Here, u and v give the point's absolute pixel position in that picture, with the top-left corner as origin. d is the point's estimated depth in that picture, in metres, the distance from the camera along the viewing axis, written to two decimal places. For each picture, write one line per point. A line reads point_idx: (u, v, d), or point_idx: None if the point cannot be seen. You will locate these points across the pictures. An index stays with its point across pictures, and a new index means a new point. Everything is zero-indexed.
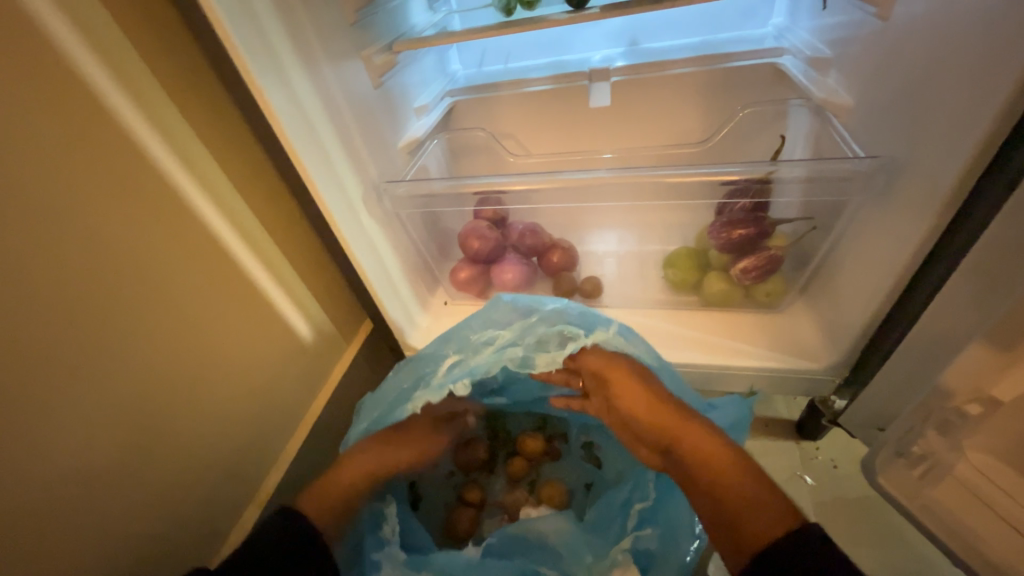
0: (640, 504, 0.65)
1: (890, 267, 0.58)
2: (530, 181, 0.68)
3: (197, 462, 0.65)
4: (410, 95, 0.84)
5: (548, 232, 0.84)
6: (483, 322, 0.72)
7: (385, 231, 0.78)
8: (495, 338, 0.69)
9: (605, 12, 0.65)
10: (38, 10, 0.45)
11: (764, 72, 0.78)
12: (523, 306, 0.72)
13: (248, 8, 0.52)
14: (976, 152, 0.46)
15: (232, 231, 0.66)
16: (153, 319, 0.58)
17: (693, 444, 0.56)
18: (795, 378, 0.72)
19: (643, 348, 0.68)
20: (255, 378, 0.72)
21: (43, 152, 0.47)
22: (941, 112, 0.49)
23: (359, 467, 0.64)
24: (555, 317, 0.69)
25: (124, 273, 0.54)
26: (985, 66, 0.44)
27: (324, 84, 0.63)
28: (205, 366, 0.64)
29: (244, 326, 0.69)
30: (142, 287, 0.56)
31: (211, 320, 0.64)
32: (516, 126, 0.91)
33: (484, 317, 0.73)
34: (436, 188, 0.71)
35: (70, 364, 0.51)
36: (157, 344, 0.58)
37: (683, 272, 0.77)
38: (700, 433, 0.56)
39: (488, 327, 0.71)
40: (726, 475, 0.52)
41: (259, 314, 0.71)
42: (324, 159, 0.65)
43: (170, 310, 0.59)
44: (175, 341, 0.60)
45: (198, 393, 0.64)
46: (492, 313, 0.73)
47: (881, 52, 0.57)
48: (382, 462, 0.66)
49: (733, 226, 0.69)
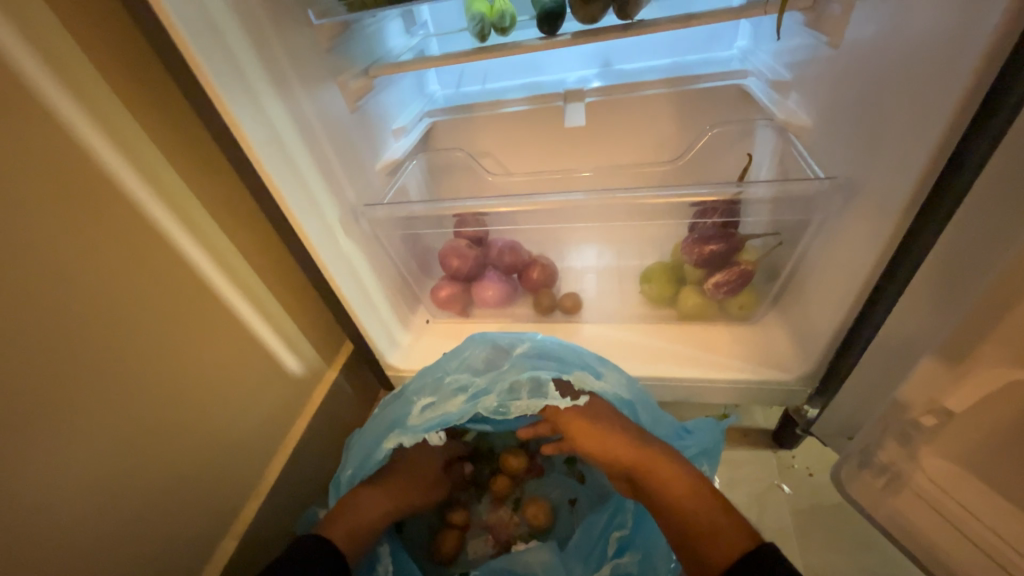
0: (620, 532, 0.66)
1: (853, 281, 0.61)
2: (510, 203, 0.69)
3: (173, 495, 0.63)
4: (388, 117, 0.85)
5: (526, 251, 0.85)
6: (458, 365, 0.72)
7: (364, 252, 0.78)
8: (469, 382, 0.69)
9: (576, 39, 0.67)
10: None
11: (731, 93, 0.81)
12: (498, 346, 0.72)
13: (221, 38, 0.53)
14: (924, 172, 0.49)
15: (208, 259, 0.65)
16: (125, 349, 0.56)
17: (655, 473, 0.58)
18: (769, 389, 0.74)
19: (617, 381, 0.69)
20: (233, 405, 0.70)
21: (13, 186, 0.46)
22: (892, 134, 0.52)
23: (382, 502, 0.67)
24: (526, 362, 0.69)
25: (93, 303, 0.53)
26: (928, 91, 0.47)
27: (299, 108, 0.64)
28: (180, 395, 0.63)
29: (220, 352, 0.68)
30: (113, 316, 0.55)
31: (187, 347, 0.63)
32: (494, 146, 0.92)
33: (462, 356, 0.72)
34: (414, 211, 0.72)
35: (37, 399, 0.49)
36: (130, 375, 0.57)
37: (659, 286, 0.79)
38: (661, 463, 0.58)
39: (463, 370, 0.71)
40: (684, 500, 0.55)
41: (234, 338, 0.70)
42: (300, 183, 0.65)
43: (144, 337, 0.58)
44: (149, 372, 0.59)
45: (172, 422, 0.62)
46: (468, 353, 0.72)
47: (835, 77, 0.60)
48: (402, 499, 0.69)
49: (704, 242, 0.71)
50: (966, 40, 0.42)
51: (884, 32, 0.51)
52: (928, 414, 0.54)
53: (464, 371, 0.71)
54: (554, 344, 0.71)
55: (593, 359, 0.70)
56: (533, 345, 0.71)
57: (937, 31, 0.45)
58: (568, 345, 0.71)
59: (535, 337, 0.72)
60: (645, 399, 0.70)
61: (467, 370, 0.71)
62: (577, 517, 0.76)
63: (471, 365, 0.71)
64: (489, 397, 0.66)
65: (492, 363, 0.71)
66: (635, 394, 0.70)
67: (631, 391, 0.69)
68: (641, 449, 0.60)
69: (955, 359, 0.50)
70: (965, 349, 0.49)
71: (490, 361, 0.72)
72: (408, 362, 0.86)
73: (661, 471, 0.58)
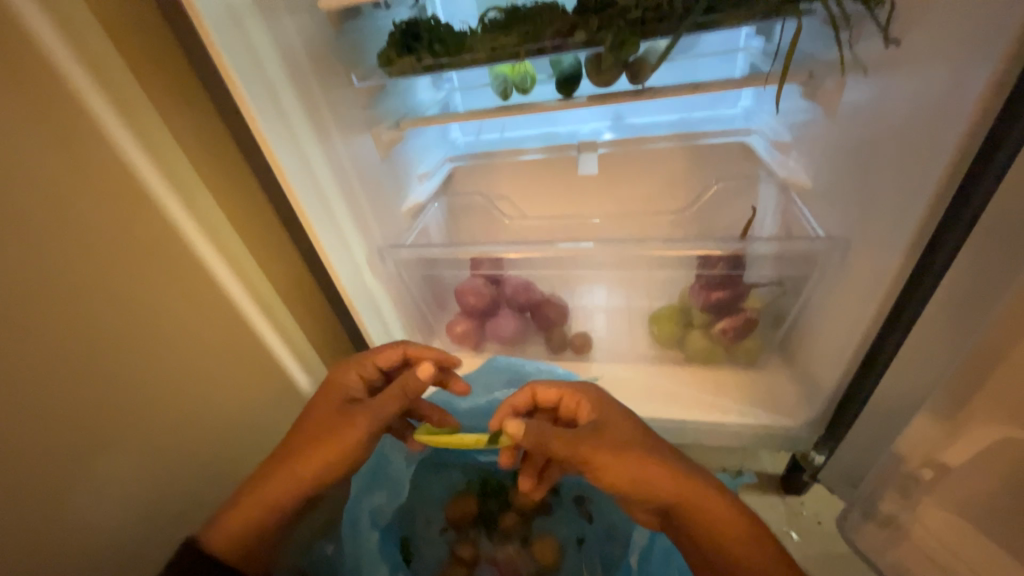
0: None
1: (852, 334, 0.64)
2: (519, 249, 0.75)
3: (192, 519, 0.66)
4: (415, 163, 0.92)
5: (541, 290, 0.86)
6: (481, 375, 0.78)
7: (389, 290, 0.84)
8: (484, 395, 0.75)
9: (592, 102, 0.73)
10: (104, 118, 0.53)
11: (735, 149, 0.86)
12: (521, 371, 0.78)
13: (276, 100, 0.61)
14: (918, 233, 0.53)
15: (239, 285, 0.70)
16: (168, 374, 0.61)
17: (712, 516, 0.54)
18: (775, 433, 0.77)
19: None
20: (256, 433, 0.74)
21: (86, 224, 0.53)
22: (884, 199, 0.57)
23: (268, 486, 0.60)
24: None
25: (139, 325, 0.58)
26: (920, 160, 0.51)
27: (338, 159, 0.70)
28: (207, 419, 0.67)
29: (246, 378, 0.72)
30: (161, 346, 0.60)
31: (215, 373, 0.67)
32: (510, 189, 0.98)
33: (491, 370, 0.78)
34: (436, 254, 0.77)
35: (81, 419, 0.53)
36: (164, 397, 0.61)
37: (667, 330, 0.81)
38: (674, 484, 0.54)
39: (485, 381, 0.78)
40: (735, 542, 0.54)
41: (256, 363, 0.74)
42: (333, 223, 0.71)
43: (180, 362, 0.63)
44: (183, 396, 0.64)
45: (195, 445, 0.65)
46: (495, 369, 0.78)
47: (830, 145, 0.66)
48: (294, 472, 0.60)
49: (711, 289, 0.73)
50: (955, 112, 0.47)
51: (877, 102, 0.57)
52: (927, 466, 0.57)
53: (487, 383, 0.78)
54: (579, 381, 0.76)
55: None
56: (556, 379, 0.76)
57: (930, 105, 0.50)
58: None
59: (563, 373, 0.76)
60: None
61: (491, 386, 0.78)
62: (585, 557, 0.77)
63: (490, 380, 0.78)
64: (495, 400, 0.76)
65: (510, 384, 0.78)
66: None
67: None
68: (689, 480, 0.55)
69: (947, 414, 0.53)
70: (958, 405, 0.51)
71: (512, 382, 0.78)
72: None
73: (712, 508, 0.55)
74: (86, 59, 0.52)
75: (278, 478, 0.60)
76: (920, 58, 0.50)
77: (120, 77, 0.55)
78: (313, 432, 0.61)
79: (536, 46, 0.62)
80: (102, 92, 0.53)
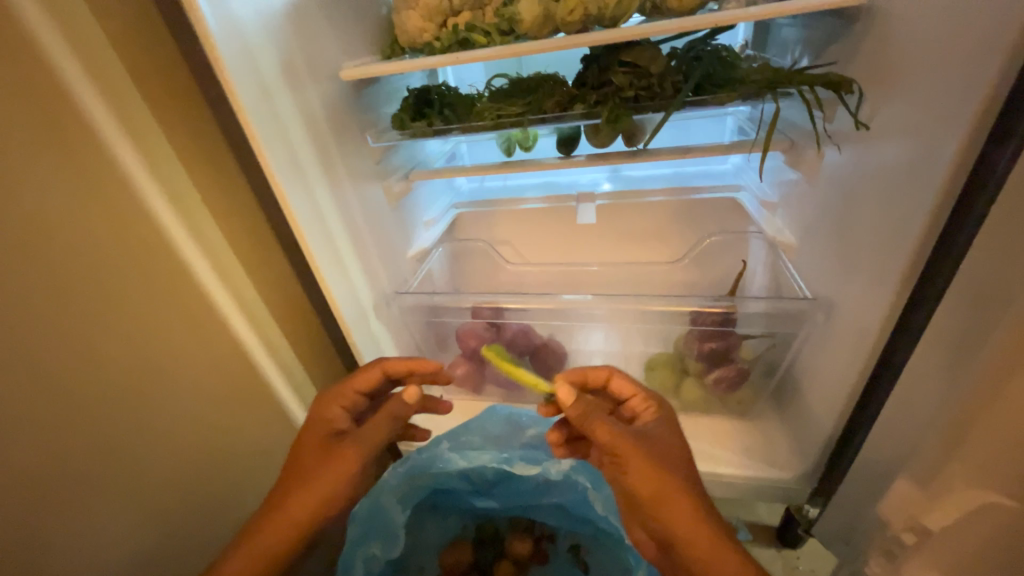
0: None
1: (840, 391, 0.66)
2: (520, 300, 0.80)
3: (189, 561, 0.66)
4: (421, 211, 0.97)
5: (539, 334, 0.87)
6: (477, 427, 0.77)
7: (392, 333, 0.88)
8: (482, 450, 0.76)
9: (589, 161, 0.77)
10: (133, 174, 0.59)
11: (726, 205, 0.90)
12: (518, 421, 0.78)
13: (295, 157, 0.64)
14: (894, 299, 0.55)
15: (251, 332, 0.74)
16: (177, 416, 0.65)
17: (719, 568, 0.53)
18: (769, 486, 0.77)
19: None
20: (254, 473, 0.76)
21: (112, 276, 0.57)
22: (863, 261, 0.60)
23: (263, 537, 0.60)
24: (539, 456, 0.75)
25: (150, 369, 0.61)
26: (898, 220, 0.54)
27: (350, 210, 0.75)
28: (210, 456, 0.69)
29: (250, 420, 0.75)
30: (169, 384, 0.63)
31: (219, 415, 0.70)
32: (511, 235, 1.02)
33: (488, 421, 0.78)
34: (439, 300, 0.81)
35: (86, 460, 0.55)
36: (167, 439, 0.63)
37: (663, 377, 0.83)
38: (685, 518, 0.55)
39: (480, 433, 0.77)
40: None
41: (259, 403, 0.76)
42: (342, 269, 0.74)
43: (185, 404, 0.65)
44: (186, 438, 0.66)
45: (195, 487, 0.67)
46: (491, 421, 0.77)
47: (813, 209, 0.71)
48: (293, 508, 0.61)
49: (705, 340, 0.75)
50: (925, 180, 0.49)
51: (858, 162, 0.59)
52: (912, 530, 0.57)
53: (483, 435, 0.77)
54: None
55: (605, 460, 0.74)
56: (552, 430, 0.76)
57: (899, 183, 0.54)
58: None
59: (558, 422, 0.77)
60: None
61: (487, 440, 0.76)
62: None
63: (486, 433, 0.77)
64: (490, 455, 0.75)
65: (506, 435, 0.78)
66: None
67: None
68: (702, 522, 0.55)
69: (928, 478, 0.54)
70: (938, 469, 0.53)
71: (508, 433, 0.77)
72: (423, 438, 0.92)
73: (721, 561, 0.53)
74: (128, 130, 0.58)
75: (272, 526, 0.60)
76: (888, 140, 0.54)
77: (154, 140, 0.61)
78: (308, 471, 0.63)
79: (539, 116, 0.67)
80: (140, 159, 0.59)
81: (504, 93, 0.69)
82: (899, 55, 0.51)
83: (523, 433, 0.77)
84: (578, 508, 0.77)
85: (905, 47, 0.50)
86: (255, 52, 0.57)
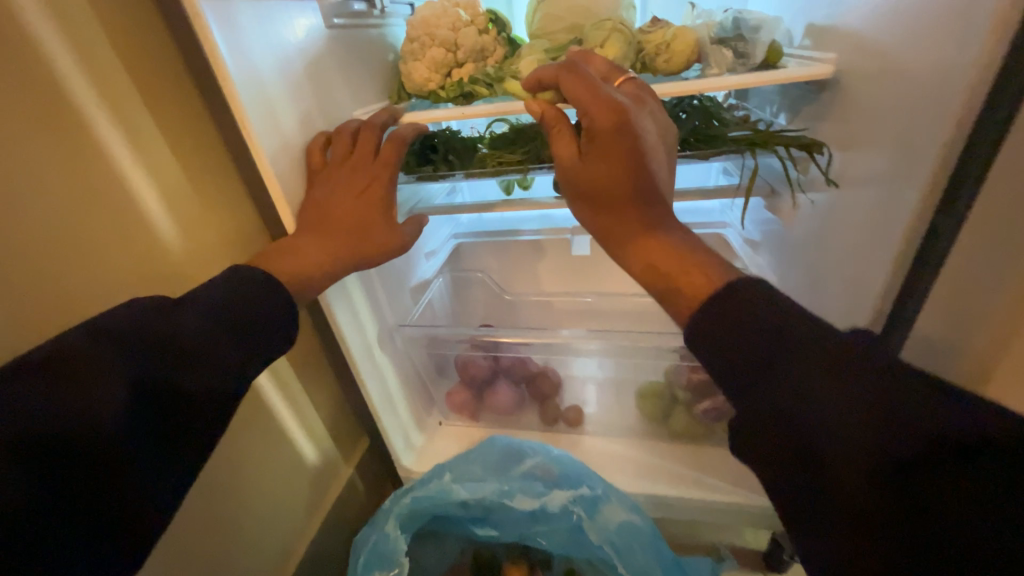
0: None
1: None
2: (517, 334, 0.82)
3: (200, 539, 0.67)
4: (424, 242, 1.00)
5: (535, 363, 0.92)
6: (477, 458, 0.81)
7: (395, 364, 0.90)
8: (483, 481, 0.78)
9: None
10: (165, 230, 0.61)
11: (711, 241, 0.95)
12: (515, 451, 0.81)
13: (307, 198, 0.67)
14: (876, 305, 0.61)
15: (278, 392, 0.79)
16: (217, 472, 0.70)
17: (645, 251, 0.54)
18: (754, 510, 0.81)
19: (616, 515, 0.73)
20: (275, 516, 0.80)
21: None
22: (837, 304, 0.65)
23: (313, 234, 0.62)
24: (536, 487, 0.77)
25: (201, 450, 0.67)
26: (862, 271, 0.59)
27: None
28: (235, 506, 0.73)
29: (272, 468, 0.79)
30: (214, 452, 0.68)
31: (251, 467, 0.75)
32: (509, 267, 1.07)
33: (487, 452, 0.82)
34: (438, 333, 0.85)
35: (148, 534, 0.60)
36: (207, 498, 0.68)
37: (653, 404, 0.87)
38: (616, 229, 0.57)
39: (478, 465, 0.81)
40: (663, 270, 0.52)
41: (284, 456, 0.81)
42: (349, 303, 0.78)
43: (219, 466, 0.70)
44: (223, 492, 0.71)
45: (226, 539, 0.72)
46: (492, 450, 0.82)
47: (789, 250, 0.76)
48: (322, 243, 0.61)
49: (694, 371, 0.80)
50: (886, 238, 0.55)
51: (829, 217, 0.65)
52: None
53: (483, 465, 0.81)
54: (571, 462, 0.78)
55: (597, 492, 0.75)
56: (548, 459, 0.79)
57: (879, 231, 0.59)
58: (582, 470, 0.77)
59: (554, 451, 0.79)
60: (648, 539, 0.72)
61: (487, 470, 0.80)
62: None
63: (485, 463, 0.81)
64: (489, 485, 0.77)
65: (504, 465, 0.81)
66: (640, 538, 0.72)
67: (622, 532, 0.73)
68: (637, 216, 0.55)
69: None
70: None
71: (506, 461, 0.81)
72: (422, 465, 0.93)
73: (643, 245, 0.55)
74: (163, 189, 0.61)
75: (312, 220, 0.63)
76: (853, 197, 0.59)
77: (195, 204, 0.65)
78: (355, 192, 0.64)
79: (538, 164, 0.72)
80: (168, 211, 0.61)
81: (506, 141, 0.74)
82: (859, 122, 0.56)
83: (519, 463, 0.81)
84: (574, 540, 0.78)
85: (863, 117, 0.56)
86: (274, 105, 0.61)
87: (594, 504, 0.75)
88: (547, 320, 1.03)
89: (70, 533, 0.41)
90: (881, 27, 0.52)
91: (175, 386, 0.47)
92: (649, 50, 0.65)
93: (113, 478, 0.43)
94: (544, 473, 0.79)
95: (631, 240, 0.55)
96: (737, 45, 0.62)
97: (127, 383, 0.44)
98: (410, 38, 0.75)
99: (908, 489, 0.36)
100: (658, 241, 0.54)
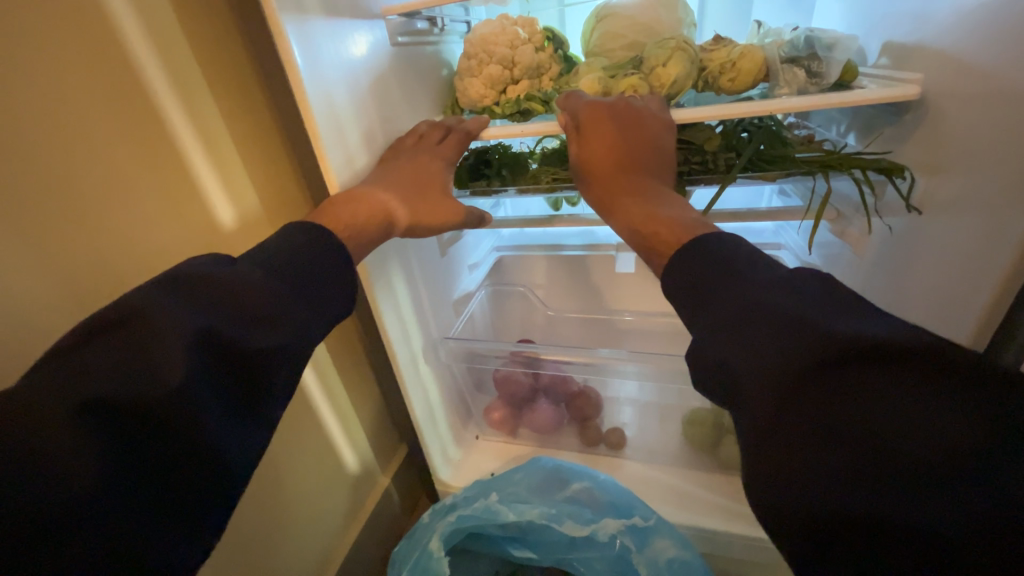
0: None
1: None
2: (562, 353, 0.81)
3: (252, 536, 0.70)
4: (467, 256, 1.00)
5: (575, 383, 0.89)
6: (521, 478, 0.80)
7: (436, 375, 0.90)
8: (528, 502, 0.77)
9: None
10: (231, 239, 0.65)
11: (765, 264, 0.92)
12: (560, 474, 0.80)
13: None
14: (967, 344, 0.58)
15: (325, 396, 0.80)
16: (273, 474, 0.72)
17: (624, 205, 0.60)
18: None
19: (665, 551, 0.70)
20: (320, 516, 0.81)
21: None
22: None
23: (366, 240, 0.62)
24: (583, 513, 0.75)
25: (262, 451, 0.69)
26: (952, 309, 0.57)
27: (409, 259, 0.80)
28: (284, 506, 0.75)
29: (317, 470, 0.80)
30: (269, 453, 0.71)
31: (298, 468, 0.76)
32: (551, 282, 1.06)
33: (532, 473, 0.81)
34: (478, 347, 0.84)
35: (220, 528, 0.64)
36: (262, 497, 0.71)
37: (701, 431, 0.83)
38: (608, 194, 0.62)
39: (522, 486, 0.80)
40: (642, 224, 0.57)
41: (328, 457, 0.82)
42: (397, 313, 0.78)
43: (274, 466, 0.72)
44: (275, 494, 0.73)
45: (276, 536, 0.74)
46: (536, 471, 0.81)
47: (859, 277, 0.72)
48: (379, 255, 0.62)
49: None
50: None
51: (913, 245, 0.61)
52: None
53: (528, 487, 0.79)
54: (619, 490, 0.76)
55: (646, 524, 0.73)
56: (594, 485, 0.78)
57: (963, 259, 0.56)
58: (630, 499, 0.75)
59: (602, 477, 0.78)
60: None
61: (531, 492, 0.79)
62: None
63: (530, 484, 0.80)
64: (534, 508, 0.76)
65: (548, 488, 0.80)
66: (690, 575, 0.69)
67: (671, 568, 0.69)
68: (623, 177, 0.61)
69: None
70: None
71: (550, 483, 0.80)
72: (459, 480, 0.92)
73: (625, 201, 0.60)
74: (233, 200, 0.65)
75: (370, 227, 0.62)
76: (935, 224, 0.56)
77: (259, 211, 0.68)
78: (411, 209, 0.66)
79: None
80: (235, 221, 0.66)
81: (559, 157, 0.74)
82: (952, 145, 0.53)
83: (565, 487, 0.79)
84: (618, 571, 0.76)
85: (958, 141, 0.52)
86: (341, 120, 0.63)
87: (642, 534, 0.72)
88: (586, 339, 1.03)
89: (130, 499, 0.40)
90: (979, 47, 0.49)
91: (238, 368, 0.47)
92: (712, 70, 0.63)
93: (183, 466, 0.43)
94: (589, 499, 0.77)
95: (614, 202, 0.61)
96: (811, 64, 0.60)
97: (192, 342, 0.44)
98: (468, 55, 0.75)
99: (820, 389, 0.37)
100: (642, 205, 0.58)
